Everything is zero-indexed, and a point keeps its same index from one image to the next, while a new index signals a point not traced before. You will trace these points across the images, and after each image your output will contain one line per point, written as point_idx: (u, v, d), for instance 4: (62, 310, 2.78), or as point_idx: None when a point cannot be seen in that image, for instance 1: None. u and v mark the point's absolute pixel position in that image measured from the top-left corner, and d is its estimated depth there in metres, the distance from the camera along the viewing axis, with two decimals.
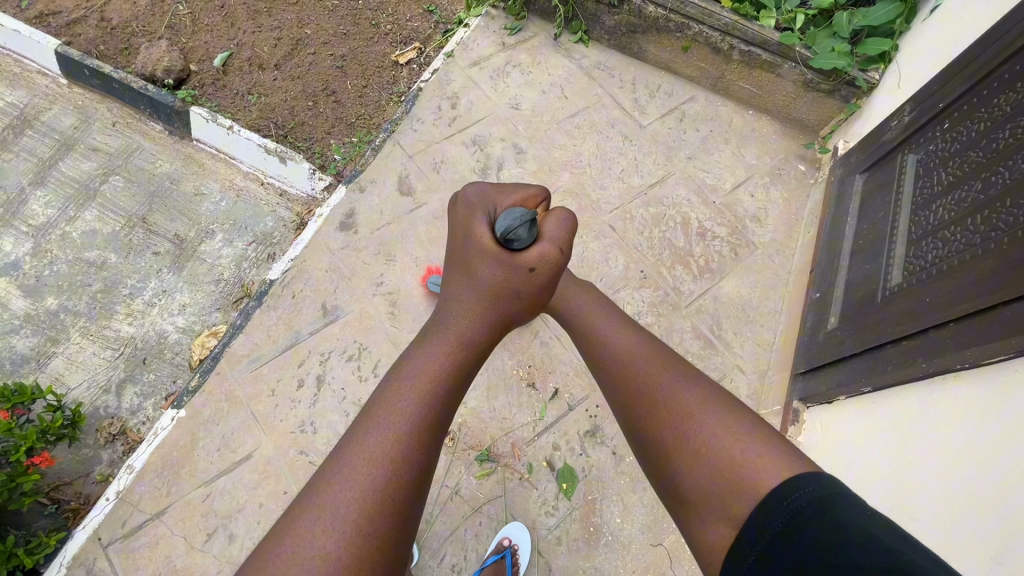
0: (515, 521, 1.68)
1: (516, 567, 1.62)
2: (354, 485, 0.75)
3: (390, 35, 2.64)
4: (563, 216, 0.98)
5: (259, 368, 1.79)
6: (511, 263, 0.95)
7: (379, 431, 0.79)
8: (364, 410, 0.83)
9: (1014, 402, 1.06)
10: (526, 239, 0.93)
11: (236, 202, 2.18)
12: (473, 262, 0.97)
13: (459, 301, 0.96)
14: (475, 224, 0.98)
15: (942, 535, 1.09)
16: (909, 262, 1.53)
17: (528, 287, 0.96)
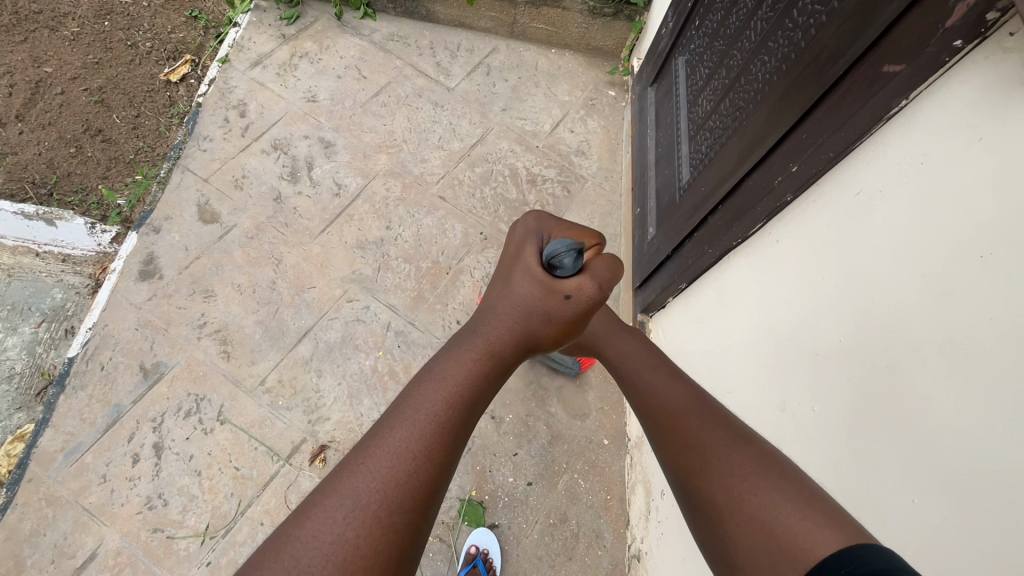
0: (480, 527, 1.66)
1: (492, 572, 1.60)
2: (352, 508, 0.63)
3: (153, 53, 2.36)
4: (613, 257, 0.87)
5: (81, 458, 1.58)
6: (548, 289, 0.83)
7: (391, 450, 0.68)
8: (382, 416, 0.72)
9: (776, 267, 1.12)
10: (574, 267, 0.82)
11: (9, 284, 1.87)
12: (513, 276, 0.87)
13: (490, 310, 0.85)
14: (526, 245, 0.88)
15: (748, 402, 1.17)
16: (692, 159, 1.61)
17: (561, 312, 0.83)
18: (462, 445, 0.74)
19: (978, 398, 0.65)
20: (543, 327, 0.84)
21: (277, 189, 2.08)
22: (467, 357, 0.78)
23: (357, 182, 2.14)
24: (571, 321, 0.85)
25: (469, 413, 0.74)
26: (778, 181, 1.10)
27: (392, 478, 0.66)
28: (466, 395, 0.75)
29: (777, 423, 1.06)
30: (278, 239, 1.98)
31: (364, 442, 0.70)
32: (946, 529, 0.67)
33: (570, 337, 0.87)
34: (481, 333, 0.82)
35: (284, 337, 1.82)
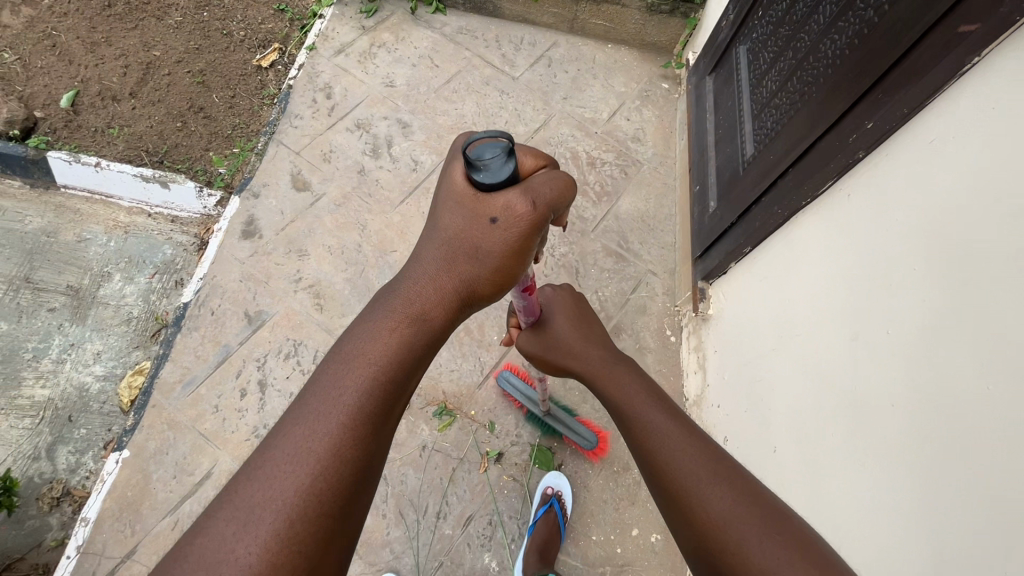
0: (553, 471, 1.77)
1: (565, 512, 1.70)
2: (281, 475, 0.78)
3: (246, 41, 2.58)
4: (547, 176, 0.94)
5: (196, 390, 1.76)
6: (477, 213, 0.93)
7: (319, 423, 0.83)
8: (299, 397, 0.87)
9: (848, 215, 1.25)
10: (504, 173, 0.88)
11: (126, 239, 2.08)
12: (442, 214, 0.98)
13: (422, 263, 0.97)
14: (452, 168, 0.97)
15: (816, 338, 1.29)
16: (756, 135, 1.75)
17: (489, 240, 0.92)
18: (393, 406, 0.88)
19: None
20: (478, 263, 0.94)
21: (360, 164, 2.26)
22: (389, 324, 0.92)
23: (432, 160, 2.32)
24: (500, 246, 0.93)
25: (397, 378, 0.89)
26: (852, 139, 1.24)
27: (318, 448, 0.81)
28: (384, 363, 0.88)
29: (848, 351, 1.18)
30: (363, 207, 2.16)
31: (289, 419, 0.84)
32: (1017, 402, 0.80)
33: (503, 271, 0.95)
34: (406, 294, 0.95)
35: (370, 294, 2.00)
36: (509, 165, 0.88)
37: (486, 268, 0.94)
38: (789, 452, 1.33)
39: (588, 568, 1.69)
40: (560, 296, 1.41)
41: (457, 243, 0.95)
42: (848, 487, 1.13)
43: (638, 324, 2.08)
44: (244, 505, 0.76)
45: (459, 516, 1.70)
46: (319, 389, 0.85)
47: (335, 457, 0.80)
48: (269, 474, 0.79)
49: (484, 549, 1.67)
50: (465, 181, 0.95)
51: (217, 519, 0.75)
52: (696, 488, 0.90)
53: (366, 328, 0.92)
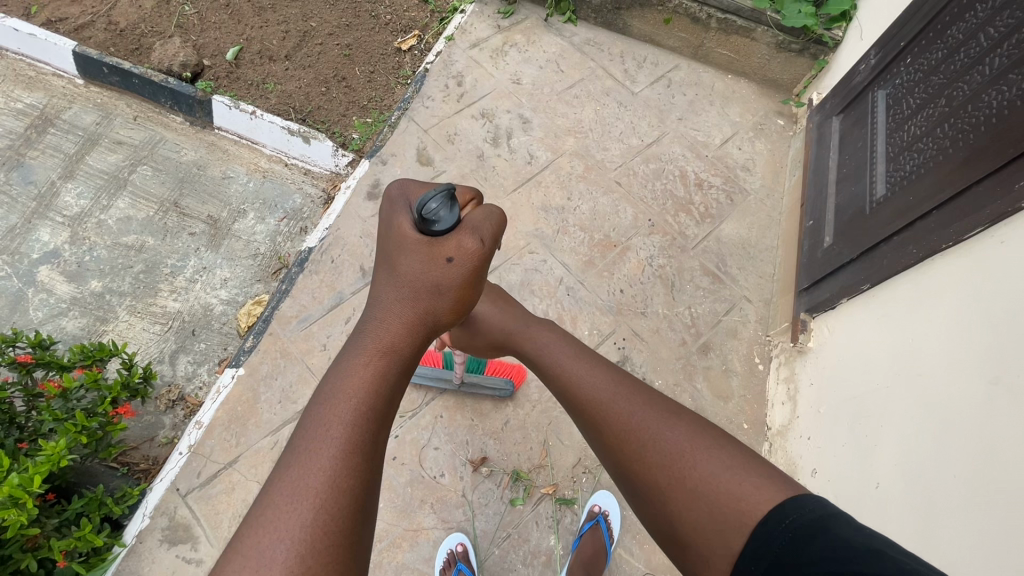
0: (602, 489, 1.75)
1: (611, 532, 1.67)
2: (285, 523, 0.72)
3: (390, 25, 2.78)
4: (487, 212, 1.00)
5: (309, 327, 1.89)
6: (432, 256, 0.96)
7: (319, 446, 0.78)
8: (288, 444, 0.80)
9: (1000, 262, 1.24)
10: (450, 218, 0.94)
11: (263, 183, 2.28)
12: (396, 257, 0.99)
13: (384, 302, 0.97)
14: (400, 217, 0.99)
15: (946, 381, 1.27)
16: (889, 177, 1.74)
17: (447, 278, 0.96)
18: (385, 416, 0.86)
19: None
20: (438, 298, 0.97)
21: (481, 150, 2.39)
22: (364, 357, 0.89)
23: (547, 156, 2.42)
24: (459, 286, 0.97)
25: (386, 391, 0.87)
26: (1019, 186, 1.24)
27: (321, 467, 0.76)
28: (375, 377, 0.87)
29: (985, 396, 1.16)
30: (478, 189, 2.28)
31: (281, 466, 0.78)
32: None
33: (463, 305, 1.00)
34: (377, 328, 0.93)
35: None
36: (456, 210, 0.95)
37: (451, 303, 0.98)
38: (898, 490, 1.30)
39: (651, 573, 1.68)
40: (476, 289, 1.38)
41: (414, 283, 0.97)
42: (968, 532, 1.10)
43: (727, 347, 2.08)
44: (251, 551, 0.70)
45: (532, 494, 1.74)
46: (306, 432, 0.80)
47: (334, 488, 0.75)
48: (252, 543, 0.70)
49: (550, 531, 1.69)
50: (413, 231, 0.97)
51: (240, 555, 0.70)
52: (616, 417, 1.02)
53: (344, 364, 0.89)
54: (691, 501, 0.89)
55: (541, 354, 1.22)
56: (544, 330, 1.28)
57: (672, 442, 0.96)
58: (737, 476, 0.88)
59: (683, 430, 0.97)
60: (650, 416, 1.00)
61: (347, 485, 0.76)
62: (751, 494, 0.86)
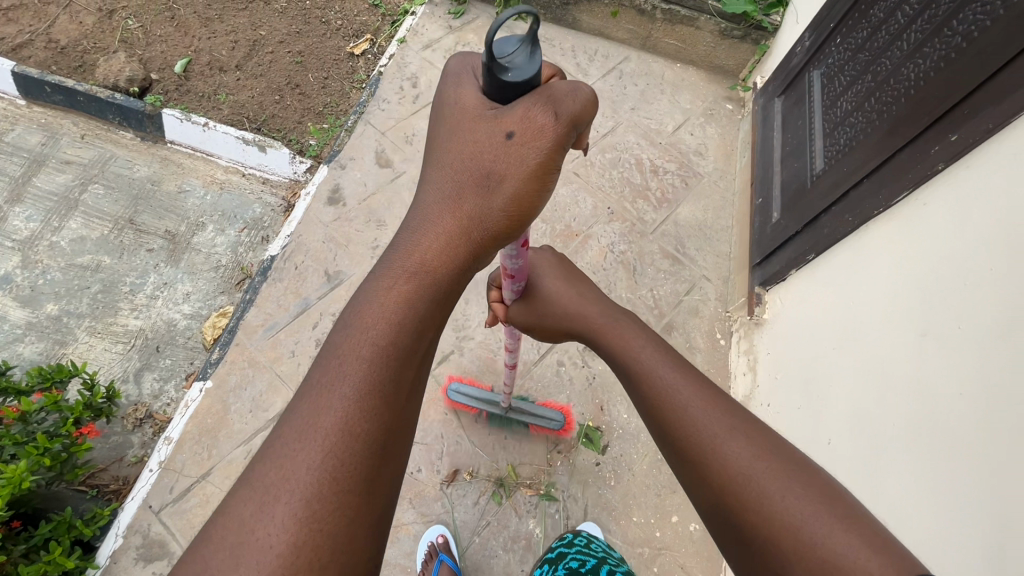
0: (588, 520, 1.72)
1: None
2: (296, 462, 0.66)
3: (342, 30, 2.78)
4: (573, 86, 0.80)
5: (276, 335, 1.89)
6: (491, 130, 0.80)
7: (329, 399, 0.70)
8: (311, 369, 0.74)
9: (921, 224, 1.33)
10: (524, 69, 0.77)
11: (221, 195, 2.26)
12: (450, 142, 0.84)
13: (425, 209, 0.84)
14: (466, 88, 0.85)
15: (883, 338, 1.35)
16: (827, 151, 1.83)
17: (505, 161, 0.80)
18: (407, 366, 0.75)
19: None
20: (487, 198, 0.81)
21: None
22: (393, 282, 0.79)
23: None
24: (520, 181, 0.80)
25: (406, 336, 0.76)
26: (933, 151, 1.33)
27: (329, 423, 0.68)
28: (396, 321, 0.76)
29: (915, 347, 1.24)
30: None
31: (300, 397, 0.72)
32: None
33: (524, 206, 0.82)
34: (415, 244, 0.82)
35: None
36: (538, 59, 0.77)
37: (504, 203, 0.81)
38: (846, 442, 1.38)
39: (628, 547, 1.73)
40: (530, 260, 1.27)
41: (467, 170, 0.83)
42: (904, 475, 1.18)
43: (690, 325, 2.15)
44: (261, 484, 0.65)
45: (509, 481, 1.77)
46: (325, 362, 0.72)
47: (344, 435, 0.68)
48: (265, 479, 0.66)
49: (528, 516, 1.73)
50: (479, 100, 0.83)
51: (239, 502, 0.65)
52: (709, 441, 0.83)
53: (372, 288, 0.79)
54: (795, 559, 0.68)
55: (618, 351, 1.07)
56: (634, 331, 1.10)
57: (778, 496, 0.73)
58: (862, 546, 0.66)
59: (803, 481, 0.74)
60: (764, 463, 0.78)
61: (358, 431, 0.69)
62: (858, 559, 0.64)
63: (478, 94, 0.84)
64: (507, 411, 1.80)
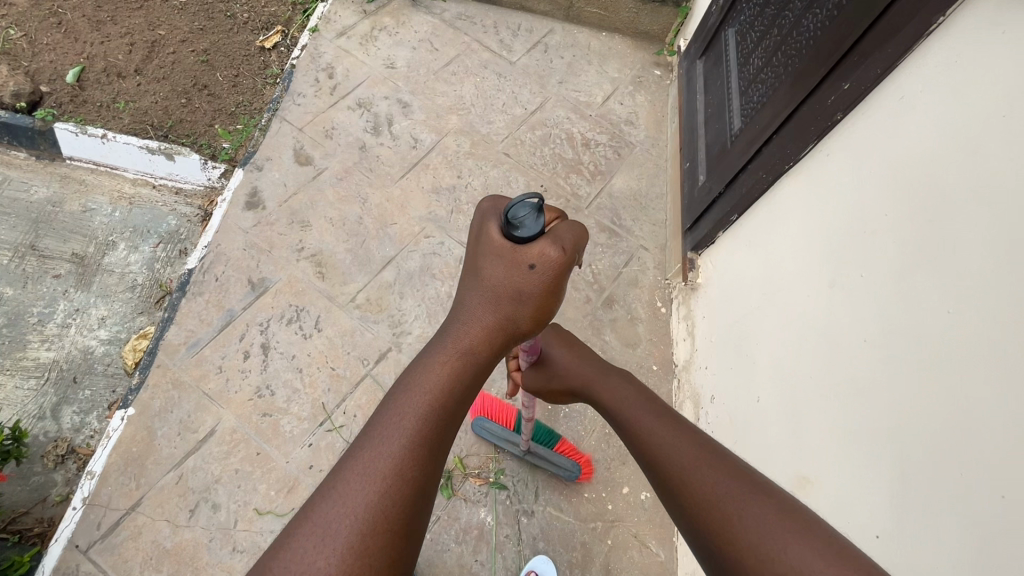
0: (540, 556, 1.65)
1: None
2: (349, 501, 0.70)
3: (249, 23, 2.63)
4: (572, 224, 0.87)
5: (201, 351, 1.81)
6: (514, 260, 0.83)
7: (375, 454, 0.73)
8: (371, 420, 0.77)
9: (827, 174, 1.34)
10: (535, 227, 0.82)
11: (131, 210, 2.13)
12: (479, 262, 0.87)
13: (468, 306, 0.86)
14: (486, 223, 0.87)
15: (799, 291, 1.36)
16: (742, 110, 1.83)
17: (527, 286, 0.82)
18: (449, 437, 0.79)
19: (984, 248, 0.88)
20: (518, 307, 0.84)
21: (362, 141, 2.32)
22: (441, 357, 0.83)
23: (431, 138, 2.39)
24: (538, 297, 0.83)
25: (451, 413, 0.79)
26: (830, 101, 1.32)
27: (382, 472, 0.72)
28: (444, 395, 0.79)
29: (826, 298, 1.25)
30: (364, 181, 2.22)
31: (356, 447, 0.75)
32: (968, 321, 0.89)
33: (547, 314, 0.85)
34: (456, 330, 0.85)
35: (371, 264, 2.05)
36: (541, 220, 0.83)
37: (533, 309, 0.84)
38: (772, 398, 1.39)
39: (582, 524, 1.73)
40: (549, 326, 1.29)
41: (492, 289, 0.85)
42: (821, 425, 1.19)
43: (630, 296, 2.14)
44: (322, 521, 0.68)
45: (457, 473, 1.76)
46: (383, 418, 0.76)
47: (395, 479, 0.72)
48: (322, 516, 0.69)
49: (479, 505, 1.72)
50: (499, 233, 0.85)
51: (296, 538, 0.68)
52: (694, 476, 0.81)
53: (426, 359, 0.83)
54: None
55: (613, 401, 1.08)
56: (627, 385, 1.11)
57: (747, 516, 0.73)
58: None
59: (795, 532, 0.70)
60: (740, 489, 0.77)
61: (408, 477, 0.73)
62: None
63: (502, 232, 0.85)
64: (524, 454, 1.75)
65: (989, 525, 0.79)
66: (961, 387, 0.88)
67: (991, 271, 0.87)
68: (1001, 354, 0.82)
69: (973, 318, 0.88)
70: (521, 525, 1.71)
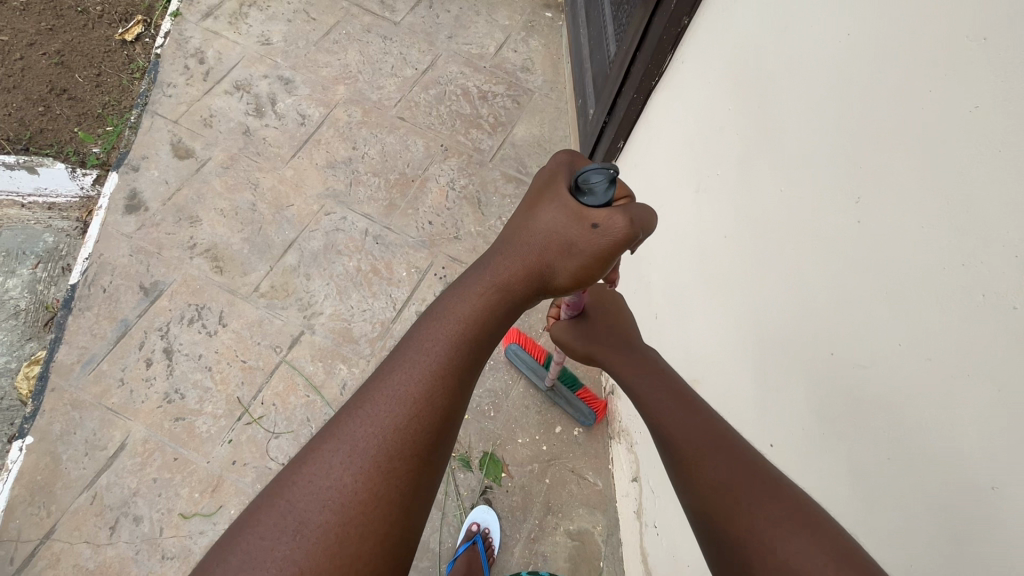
0: (481, 505, 1.68)
1: (489, 551, 1.60)
2: (328, 480, 0.61)
3: (104, 16, 2.42)
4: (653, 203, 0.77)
5: (98, 368, 1.72)
6: (574, 217, 0.73)
7: (368, 429, 0.64)
8: (368, 384, 0.68)
9: (682, 81, 1.35)
10: (603, 194, 0.73)
11: (0, 233, 1.97)
12: (534, 215, 0.77)
13: (501, 255, 0.76)
14: (555, 177, 0.79)
15: (674, 202, 1.37)
16: (616, 34, 1.80)
17: (583, 244, 0.72)
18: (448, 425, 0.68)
19: (800, 120, 0.90)
20: (563, 265, 0.74)
21: (245, 126, 2.20)
22: (451, 329, 0.71)
23: (319, 112, 2.28)
24: (596, 256, 0.73)
25: (453, 383, 0.69)
26: (674, 6, 1.31)
27: (372, 448, 0.63)
28: (446, 366, 0.69)
29: (694, 203, 1.27)
30: (252, 167, 2.12)
31: (345, 415, 0.66)
32: (793, 196, 0.92)
33: (593, 279, 0.75)
34: (485, 286, 0.74)
35: (271, 250, 1.98)
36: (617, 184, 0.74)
37: (577, 272, 0.74)
38: (664, 314, 1.41)
39: (518, 469, 1.76)
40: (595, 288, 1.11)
41: (542, 242, 0.75)
42: (700, 324, 1.22)
43: None
44: (298, 494, 0.60)
45: None
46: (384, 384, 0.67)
47: (384, 458, 0.63)
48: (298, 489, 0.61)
49: None
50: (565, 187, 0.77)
51: (268, 506, 0.60)
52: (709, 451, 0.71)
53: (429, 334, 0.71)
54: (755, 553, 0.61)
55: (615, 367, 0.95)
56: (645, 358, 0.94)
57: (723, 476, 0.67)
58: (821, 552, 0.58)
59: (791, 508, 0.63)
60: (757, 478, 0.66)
61: (396, 459, 0.63)
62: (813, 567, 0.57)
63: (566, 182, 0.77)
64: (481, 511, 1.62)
65: (823, 380, 0.83)
66: (797, 260, 0.90)
67: (803, 140, 0.89)
68: (819, 220, 0.85)
69: (796, 192, 0.91)
70: (458, 481, 1.72)
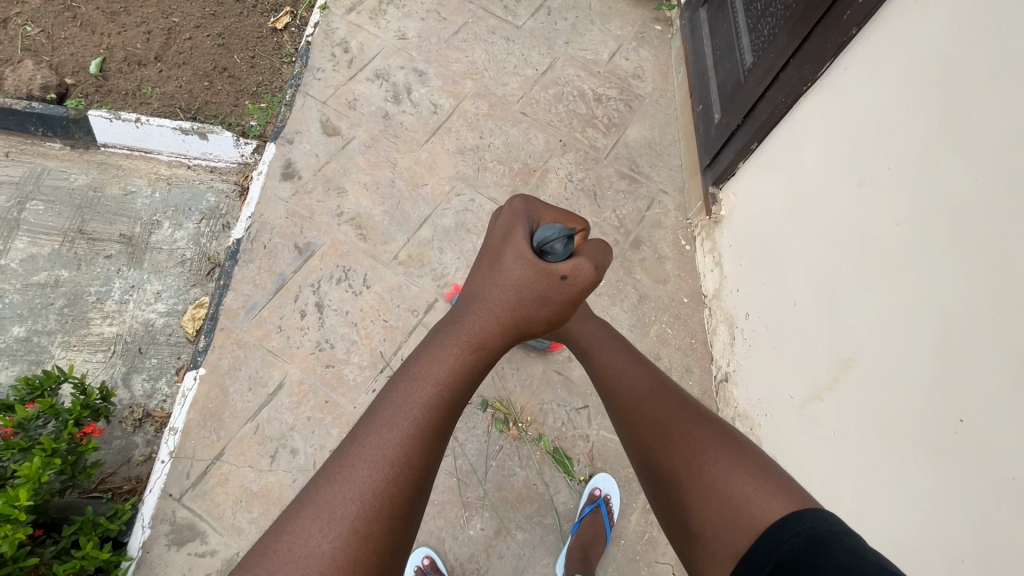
0: (602, 473, 1.78)
1: (610, 516, 1.70)
2: (348, 496, 0.70)
3: (258, 6, 2.64)
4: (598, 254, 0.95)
5: (259, 314, 1.90)
6: (544, 271, 0.89)
7: (377, 445, 0.74)
8: (367, 414, 0.78)
9: (842, 88, 1.48)
10: (563, 253, 0.88)
11: (170, 190, 2.20)
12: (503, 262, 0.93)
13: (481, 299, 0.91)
14: (516, 226, 0.93)
15: (827, 198, 1.49)
16: (754, 44, 1.92)
17: (557, 295, 0.91)
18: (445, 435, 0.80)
19: (1005, 122, 1.03)
20: (538, 309, 0.92)
21: (384, 110, 2.39)
22: (454, 350, 0.85)
23: (449, 102, 2.46)
24: (562, 304, 0.92)
25: (452, 398, 0.81)
26: (845, 17, 1.42)
27: (383, 459, 0.73)
28: (448, 385, 0.81)
29: (855, 197, 1.39)
30: (391, 147, 2.30)
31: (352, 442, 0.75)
32: (991, 186, 1.05)
33: (557, 321, 0.96)
34: (470, 322, 0.89)
35: (408, 223, 2.14)
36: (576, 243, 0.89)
37: (546, 317, 0.93)
38: (810, 299, 1.52)
39: None
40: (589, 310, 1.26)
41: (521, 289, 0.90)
42: (860, 306, 1.34)
43: (656, 237, 2.18)
44: (324, 503, 0.70)
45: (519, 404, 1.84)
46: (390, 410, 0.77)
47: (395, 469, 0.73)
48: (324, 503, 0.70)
49: (539, 432, 1.83)
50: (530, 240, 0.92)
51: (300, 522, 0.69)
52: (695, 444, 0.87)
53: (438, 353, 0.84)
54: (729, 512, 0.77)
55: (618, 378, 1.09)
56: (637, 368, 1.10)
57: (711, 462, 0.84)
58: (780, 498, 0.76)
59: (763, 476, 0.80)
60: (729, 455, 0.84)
61: (405, 476, 0.73)
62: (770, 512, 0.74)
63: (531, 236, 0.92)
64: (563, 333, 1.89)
65: None
66: (999, 245, 1.03)
67: (1008, 138, 1.03)
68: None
69: (997, 184, 1.04)
70: (579, 448, 1.82)
